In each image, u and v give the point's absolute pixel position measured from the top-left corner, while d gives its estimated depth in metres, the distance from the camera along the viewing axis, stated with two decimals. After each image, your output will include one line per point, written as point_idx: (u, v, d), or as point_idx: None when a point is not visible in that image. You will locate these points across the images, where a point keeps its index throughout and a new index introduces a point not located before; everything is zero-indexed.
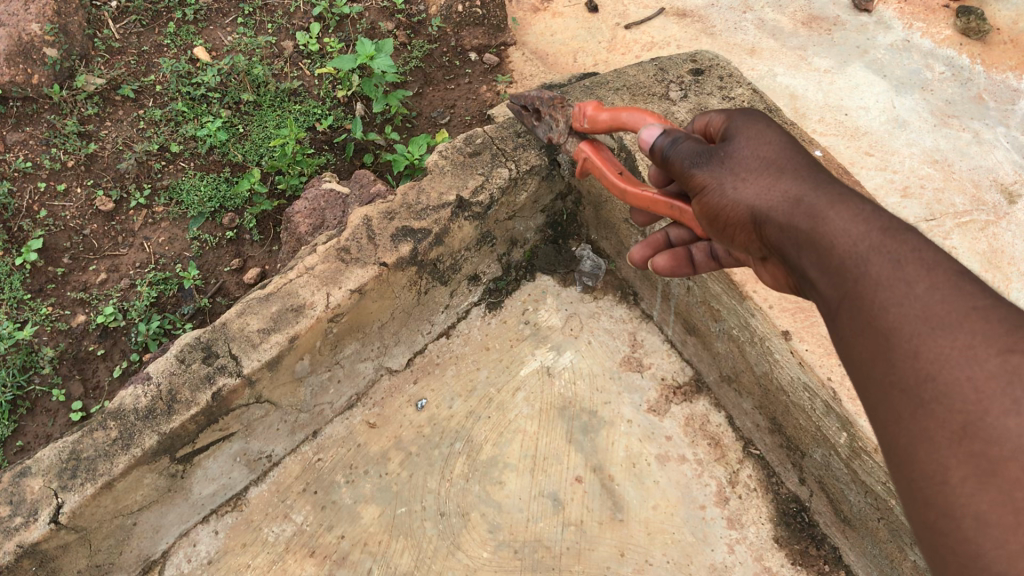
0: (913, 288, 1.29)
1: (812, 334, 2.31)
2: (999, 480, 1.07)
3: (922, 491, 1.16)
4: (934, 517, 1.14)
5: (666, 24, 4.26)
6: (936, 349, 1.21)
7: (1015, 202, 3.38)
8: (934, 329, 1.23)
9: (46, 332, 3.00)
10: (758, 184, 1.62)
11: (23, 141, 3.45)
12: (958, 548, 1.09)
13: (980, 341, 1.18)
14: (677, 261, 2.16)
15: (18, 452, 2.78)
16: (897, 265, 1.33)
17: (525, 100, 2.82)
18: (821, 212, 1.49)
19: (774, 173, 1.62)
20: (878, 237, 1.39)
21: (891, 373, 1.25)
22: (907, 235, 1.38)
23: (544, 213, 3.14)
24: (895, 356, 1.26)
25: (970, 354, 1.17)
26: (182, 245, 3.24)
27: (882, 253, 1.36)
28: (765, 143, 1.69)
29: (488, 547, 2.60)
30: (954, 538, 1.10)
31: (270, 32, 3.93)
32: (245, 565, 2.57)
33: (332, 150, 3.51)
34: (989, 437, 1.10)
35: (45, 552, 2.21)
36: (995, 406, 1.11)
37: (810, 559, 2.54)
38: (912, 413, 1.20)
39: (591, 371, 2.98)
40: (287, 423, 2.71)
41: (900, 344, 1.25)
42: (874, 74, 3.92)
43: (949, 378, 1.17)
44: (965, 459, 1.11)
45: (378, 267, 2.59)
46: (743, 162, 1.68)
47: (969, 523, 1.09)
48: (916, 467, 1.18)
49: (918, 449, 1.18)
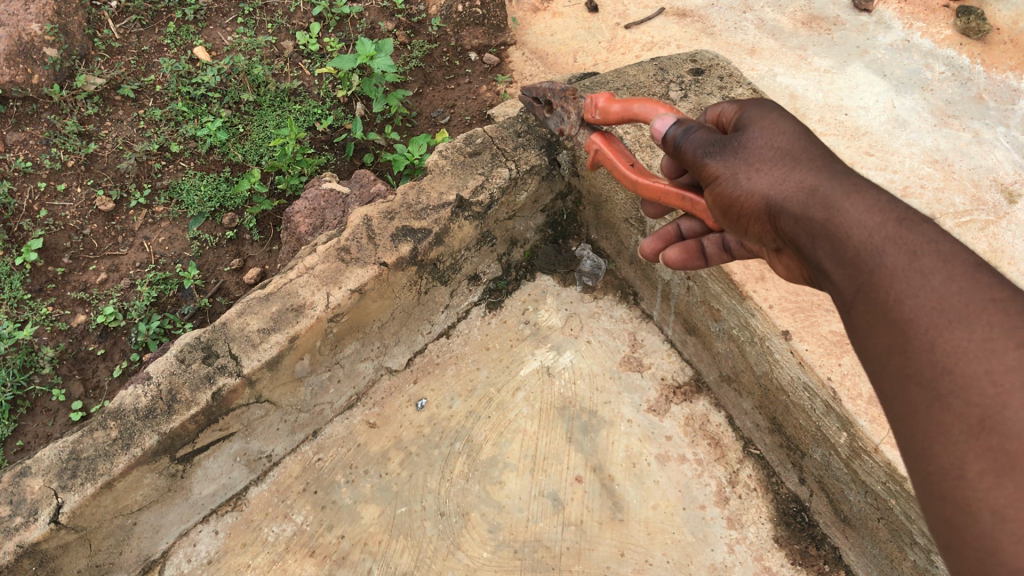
0: (929, 279, 1.29)
1: (812, 334, 2.31)
2: (1018, 474, 1.06)
3: (939, 485, 1.16)
4: (951, 510, 1.13)
5: (666, 24, 4.26)
6: (952, 341, 1.21)
7: (1015, 202, 3.38)
8: (950, 321, 1.23)
9: (47, 332, 3.00)
10: (772, 175, 1.62)
11: (23, 141, 3.45)
12: (975, 542, 1.09)
13: (998, 334, 1.18)
14: (688, 254, 2.15)
15: (18, 452, 2.78)
16: (914, 257, 1.33)
17: (535, 92, 2.78)
18: (836, 204, 1.50)
19: (787, 164, 1.62)
20: (893, 229, 1.39)
21: (907, 365, 1.26)
22: (923, 226, 1.38)
23: (544, 213, 3.14)
24: (912, 348, 1.26)
25: (988, 346, 1.17)
26: (182, 244, 3.25)
27: (898, 245, 1.36)
28: (778, 132, 1.69)
29: (488, 547, 2.60)
30: (971, 532, 1.10)
31: (270, 32, 3.93)
32: (245, 565, 2.57)
33: (332, 150, 3.51)
34: (1007, 431, 1.10)
35: (45, 552, 2.21)
36: (1013, 400, 1.11)
37: (811, 559, 2.53)
38: (929, 406, 1.20)
39: (591, 371, 2.98)
40: (287, 423, 2.71)
41: (916, 336, 1.26)
42: (874, 74, 3.92)
43: (967, 370, 1.17)
44: (982, 452, 1.11)
45: (378, 267, 2.58)
46: (757, 152, 1.67)
47: (987, 517, 1.08)
48: (932, 460, 1.18)
49: (935, 442, 1.18)
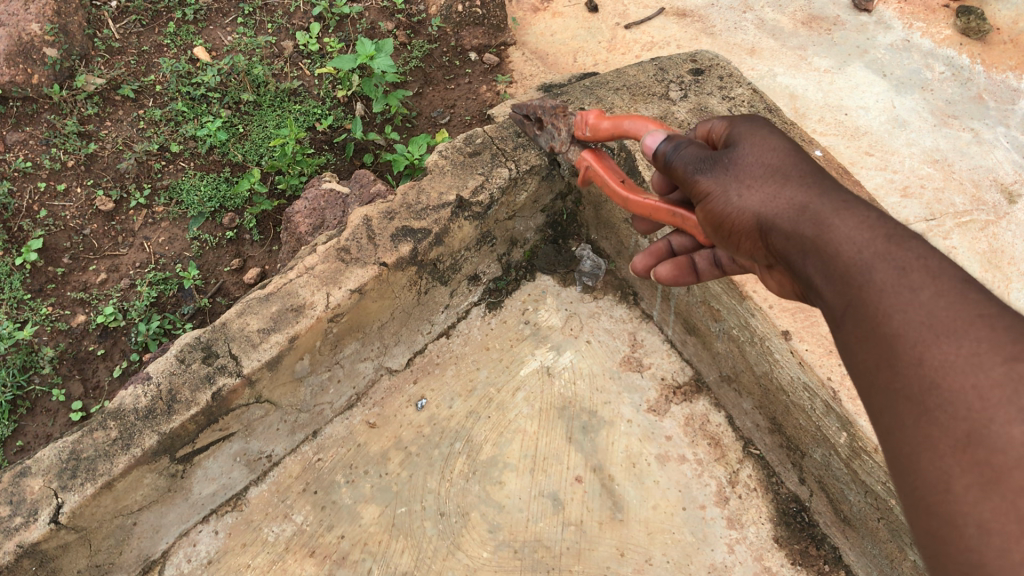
0: (918, 294, 1.29)
1: (812, 334, 2.31)
2: (1003, 489, 1.05)
3: (926, 499, 1.15)
4: (936, 525, 1.12)
5: (666, 24, 4.26)
6: (940, 355, 1.20)
7: (1015, 202, 3.38)
8: (938, 335, 1.22)
9: (47, 332, 3.00)
10: (762, 193, 1.63)
11: (24, 141, 3.44)
12: (960, 557, 1.07)
13: (985, 349, 1.17)
14: (680, 270, 2.15)
15: (18, 452, 2.78)
16: (902, 272, 1.33)
17: (526, 110, 2.86)
18: (825, 220, 1.50)
19: (778, 180, 1.63)
20: (883, 245, 1.39)
21: (895, 380, 1.25)
22: (911, 242, 1.38)
23: (544, 213, 3.14)
24: (900, 363, 1.25)
25: (976, 360, 1.17)
26: (182, 244, 3.25)
27: (887, 260, 1.36)
28: (769, 147, 1.70)
29: (488, 547, 2.60)
30: (954, 547, 1.09)
31: (270, 32, 3.93)
32: (245, 565, 2.57)
33: (332, 150, 3.51)
34: (994, 444, 1.09)
35: (45, 552, 2.21)
36: (1000, 414, 1.10)
37: (810, 559, 2.54)
38: (916, 420, 1.20)
39: (591, 371, 2.98)
40: (287, 423, 2.71)
41: (904, 351, 1.25)
42: (874, 74, 3.92)
43: (954, 385, 1.17)
44: (968, 466, 1.10)
45: (379, 267, 2.58)
46: (747, 169, 1.68)
47: (973, 531, 1.07)
48: (919, 474, 1.17)
49: (922, 457, 1.17)
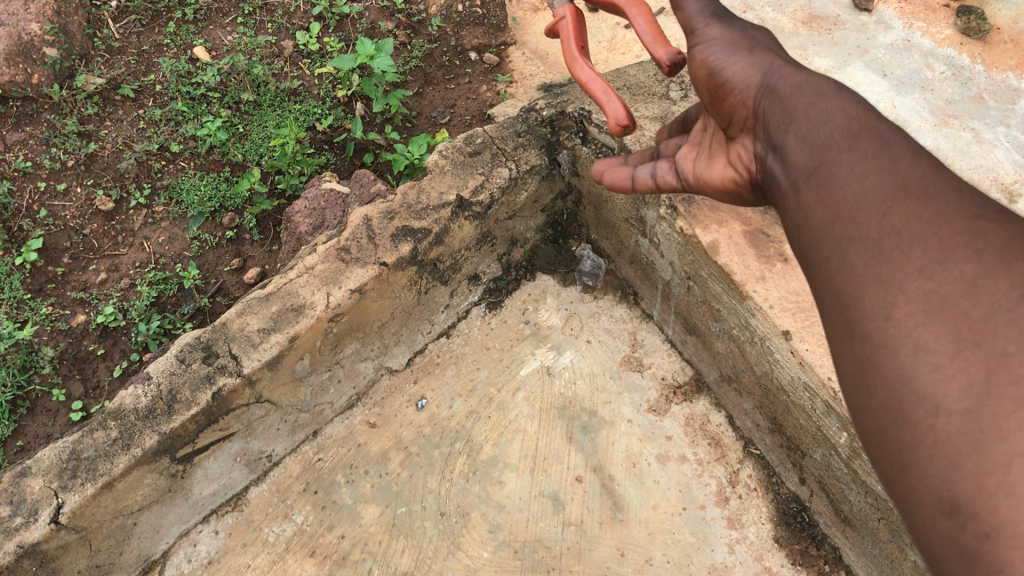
0: (918, 192, 1.26)
1: (812, 334, 2.26)
2: (966, 368, 1.05)
3: (874, 366, 1.15)
4: (885, 395, 1.13)
5: (666, 24, 4.26)
6: (923, 243, 1.18)
7: (1015, 202, 3.39)
8: (928, 226, 1.20)
9: (47, 332, 3.00)
10: (794, 99, 1.61)
11: (23, 141, 3.44)
12: (912, 435, 1.08)
13: (971, 246, 1.15)
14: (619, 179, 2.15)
15: (18, 452, 2.78)
16: (907, 173, 1.30)
17: None
18: (845, 125, 1.47)
19: (809, 93, 1.60)
20: (893, 150, 1.36)
21: (869, 255, 1.24)
22: (926, 156, 1.35)
23: (544, 213, 3.14)
24: (880, 244, 1.23)
25: (959, 252, 1.15)
26: (182, 244, 3.24)
27: (891, 162, 1.33)
28: (805, 80, 1.62)
29: (488, 547, 2.60)
30: (905, 425, 1.09)
31: (270, 32, 3.93)
32: (245, 565, 2.57)
33: (332, 150, 3.51)
34: (964, 324, 1.08)
35: (45, 552, 2.21)
36: (976, 303, 1.09)
37: (810, 559, 2.54)
38: (881, 297, 1.18)
39: (591, 371, 2.98)
40: (287, 423, 2.71)
41: (889, 233, 1.23)
42: (874, 74, 3.91)
43: (931, 270, 1.15)
44: (928, 343, 1.10)
45: (379, 267, 2.58)
46: (783, 82, 1.66)
47: (927, 409, 1.07)
48: (874, 340, 1.16)
49: (881, 329, 1.16)
